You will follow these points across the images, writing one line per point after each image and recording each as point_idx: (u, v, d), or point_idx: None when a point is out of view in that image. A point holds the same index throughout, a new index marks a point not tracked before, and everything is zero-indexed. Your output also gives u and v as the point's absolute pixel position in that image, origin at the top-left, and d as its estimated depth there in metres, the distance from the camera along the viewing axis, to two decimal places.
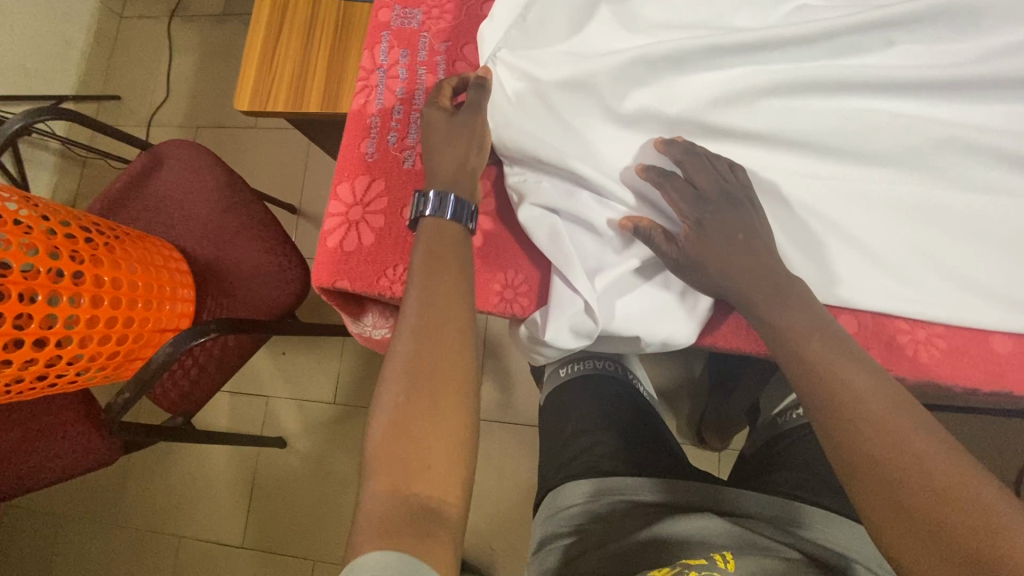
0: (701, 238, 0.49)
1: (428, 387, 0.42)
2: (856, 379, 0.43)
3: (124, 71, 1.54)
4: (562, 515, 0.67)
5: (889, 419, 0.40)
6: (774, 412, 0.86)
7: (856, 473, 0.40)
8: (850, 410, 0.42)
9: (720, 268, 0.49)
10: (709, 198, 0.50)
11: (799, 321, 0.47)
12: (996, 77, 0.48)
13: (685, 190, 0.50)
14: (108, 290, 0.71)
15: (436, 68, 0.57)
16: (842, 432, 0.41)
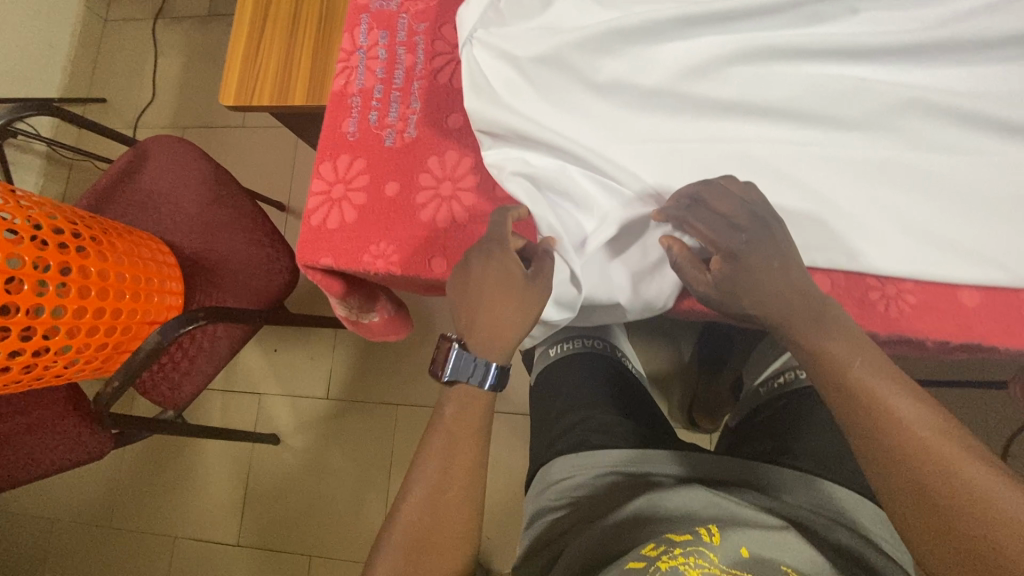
0: (735, 269, 0.50)
1: (440, 483, 0.49)
2: (904, 410, 0.43)
3: (110, 73, 1.54)
4: (555, 488, 0.68)
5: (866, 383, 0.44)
6: (756, 381, 0.88)
7: (904, 505, 0.40)
8: (891, 437, 0.42)
9: (759, 300, 0.50)
10: (742, 226, 0.50)
11: (840, 346, 0.47)
12: (964, 38, 0.49)
13: (714, 221, 0.50)
14: (96, 280, 0.72)
15: (415, 49, 0.58)
16: (891, 460, 0.41)
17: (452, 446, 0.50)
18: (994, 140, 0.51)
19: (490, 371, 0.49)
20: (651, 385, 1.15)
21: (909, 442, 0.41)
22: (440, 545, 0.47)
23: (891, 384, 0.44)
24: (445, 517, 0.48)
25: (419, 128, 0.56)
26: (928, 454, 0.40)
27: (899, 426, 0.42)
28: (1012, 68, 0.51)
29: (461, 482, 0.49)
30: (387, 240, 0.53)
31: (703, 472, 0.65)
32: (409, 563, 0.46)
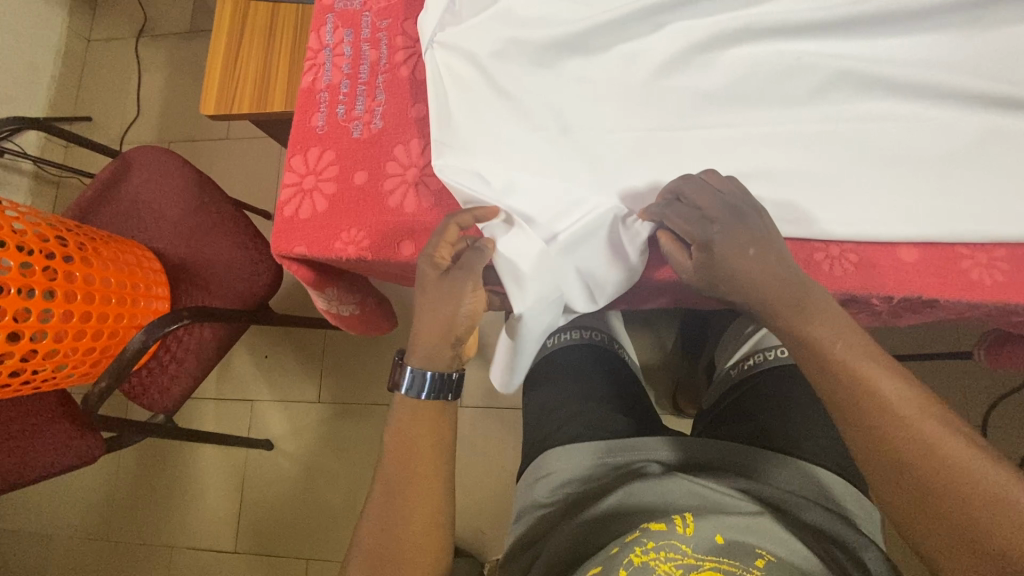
0: (708, 258, 0.51)
1: (405, 452, 0.52)
2: (893, 392, 0.45)
3: (94, 92, 1.56)
4: (543, 482, 0.69)
5: (855, 364, 0.46)
6: (727, 364, 0.89)
7: (892, 483, 0.43)
8: (885, 421, 0.44)
9: (744, 287, 0.51)
10: (714, 217, 0.51)
11: (827, 328, 0.48)
12: (897, 8, 0.52)
13: (689, 214, 0.51)
14: (81, 285, 0.73)
15: (378, 44, 0.60)
16: (867, 429, 0.44)
17: (410, 426, 0.53)
18: (928, 105, 0.54)
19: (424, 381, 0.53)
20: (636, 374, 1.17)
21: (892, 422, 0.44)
22: (414, 526, 0.50)
23: (879, 367, 0.46)
24: (413, 499, 0.51)
25: (385, 120, 0.58)
26: (913, 432, 0.43)
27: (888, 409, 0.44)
28: (942, 37, 0.54)
29: (425, 465, 0.52)
30: (357, 228, 0.55)
31: (686, 458, 0.66)
32: (383, 532, 0.50)
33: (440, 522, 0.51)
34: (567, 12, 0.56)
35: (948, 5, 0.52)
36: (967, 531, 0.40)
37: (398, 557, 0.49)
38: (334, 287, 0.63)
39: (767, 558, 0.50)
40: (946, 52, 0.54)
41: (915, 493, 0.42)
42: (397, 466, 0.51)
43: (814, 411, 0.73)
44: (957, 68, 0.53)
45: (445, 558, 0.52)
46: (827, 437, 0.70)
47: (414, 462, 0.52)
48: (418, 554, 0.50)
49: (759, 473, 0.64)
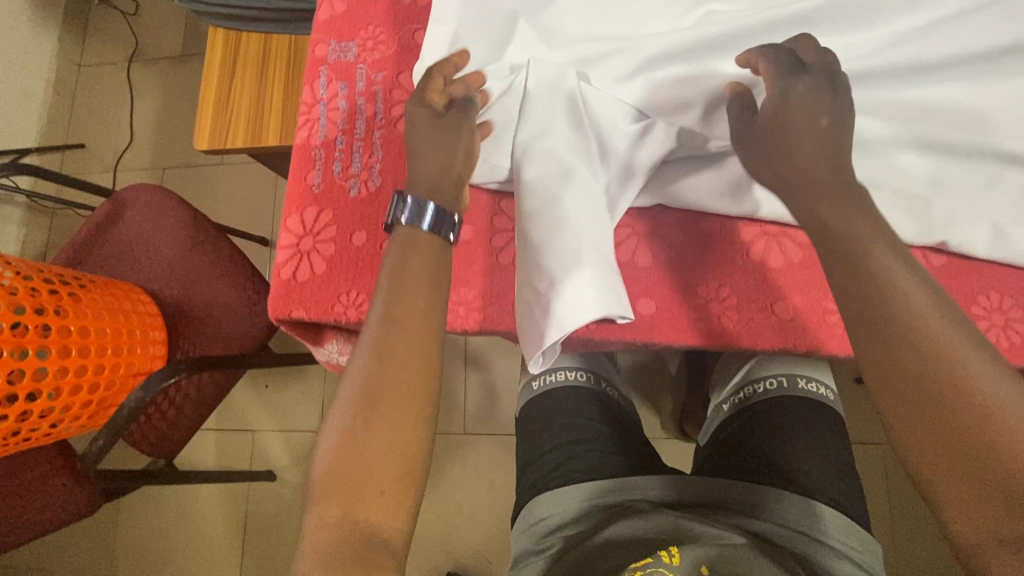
0: (780, 106, 0.50)
1: (378, 383, 0.43)
2: (921, 300, 0.40)
3: (87, 118, 1.54)
4: (537, 529, 0.68)
5: (922, 314, 0.39)
6: (721, 398, 0.91)
7: (908, 396, 0.38)
8: (909, 336, 0.39)
9: (805, 152, 0.48)
10: (808, 67, 0.52)
11: (863, 224, 0.44)
12: (878, 65, 0.54)
13: (785, 60, 0.52)
14: (76, 339, 0.72)
15: (374, 97, 0.61)
16: (940, 393, 0.37)
17: (400, 286, 0.46)
18: (906, 151, 0.56)
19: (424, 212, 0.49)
20: (641, 399, 1.16)
21: (909, 331, 0.39)
22: (375, 470, 0.41)
23: (938, 314, 0.39)
24: (389, 375, 0.43)
25: (382, 177, 0.58)
26: (963, 379, 0.37)
27: (912, 319, 0.39)
28: (925, 90, 0.55)
29: (403, 392, 0.43)
30: (356, 291, 0.54)
31: (673, 497, 0.66)
32: (339, 470, 0.41)
33: (416, 414, 0.43)
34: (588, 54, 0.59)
35: (923, 66, 0.55)
36: (980, 450, 0.35)
37: (359, 445, 0.41)
38: (336, 335, 0.60)
39: None
40: (931, 104, 0.55)
41: (932, 407, 0.37)
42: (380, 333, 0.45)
43: (804, 441, 0.73)
44: (940, 124, 0.55)
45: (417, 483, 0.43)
46: (812, 465, 0.70)
47: (396, 327, 0.45)
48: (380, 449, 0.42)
49: (751, 510, 0.63)
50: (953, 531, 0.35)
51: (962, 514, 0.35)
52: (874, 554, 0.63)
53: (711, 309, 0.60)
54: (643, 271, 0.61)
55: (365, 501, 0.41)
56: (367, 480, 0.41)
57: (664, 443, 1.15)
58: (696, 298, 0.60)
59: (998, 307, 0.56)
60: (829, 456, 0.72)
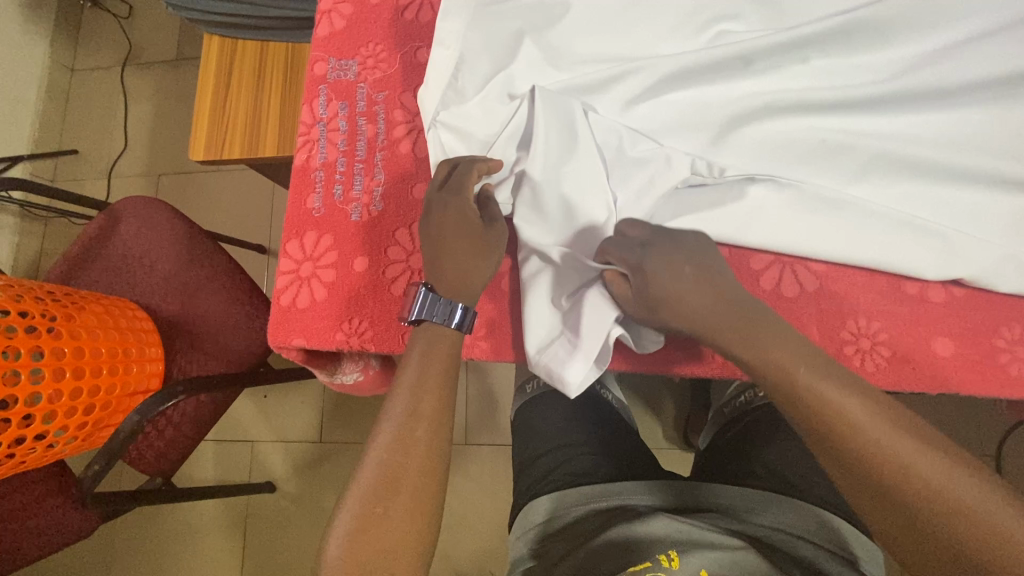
0: (644, 283, 0.50)
1: (399, 450, 0.47)
2: (863, 416, 0.42)
3: (79, 124, 1.51)
4: (529, 535, 0.66)
5: (837, 403, 0.43)
6: (723, 400, 0.88)
7: (867, 500, 0.41)
8: (848, 445, 0.41)
9: (683, 310, 0.48)
10: (641, 241, 0.52)
11: (783, 354, 0.45)
12: (888, 93, 0.55)
13: (620, 242, 0.53)
14: (70, 360, 0.70)
15: (374, 118, 0.64)
16: (882, 482, 0.40)
17: (425, 378, 0.50)
18: (920, 179, 0.56)
19: (454, 311, 0.51)
20: (645, 409, 1.15)
21: (859, 442, 0.41)
22: (396, 526, 0.45)
23: (845, 393, 0.43)
24: (409, 461, 0.47)
25: (384, 202, 0.61)
26: (892, 464, 0.40)
27: (853, 430, 0.42)
28: (944, 115, 0.55)
29: (420, 457, 0.47)
30: (359, 318, 0.58)
31: (671, 503, 0.64)
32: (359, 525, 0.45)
33: (433, 498, 0.47)
34: (595, 77, 0.57)
35: (939, 91, 0.55)
36: (949, 553, 0.37)
37: (383, 536, 0.44)
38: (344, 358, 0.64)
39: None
40: (949, 128, 0.55)
41: (888, 506, 0.40)
42: (404, 426, 0.48)
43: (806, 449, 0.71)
44: (960, 149, 0.55)
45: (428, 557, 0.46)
46: (816, 474, 0.68)
47: (419, 421, 0.48)
48: (404, 536, 0.45)
49: (749, 511, 0.62)
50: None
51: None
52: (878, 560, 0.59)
53: None
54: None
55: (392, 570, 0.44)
56: (390, 565, 0.44)
57: (670, 455, 1.14)
58: None
59: (1019, 339, 0.56)
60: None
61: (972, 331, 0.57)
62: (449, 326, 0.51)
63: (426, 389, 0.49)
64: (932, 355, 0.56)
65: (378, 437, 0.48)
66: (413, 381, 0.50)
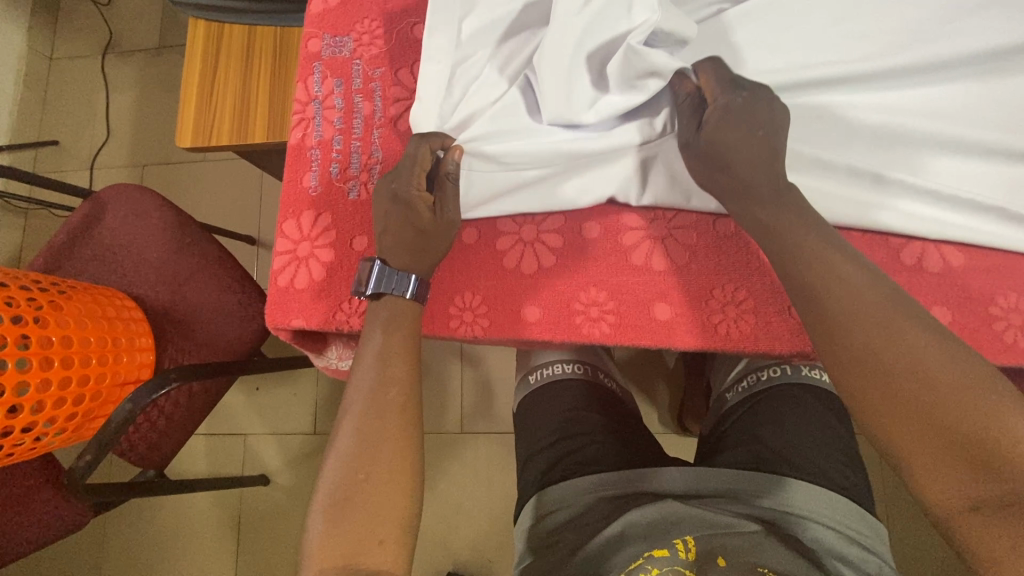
0: (722, 117, 0.51)
1: (375, 415, 0.49)
2: (881, 307, 0.44)
3: (60, 114, 1.47)
4: (541, 526, 0.66)
5: (871, 300, 0.44)
6: (723, 387, 0.88)
7: (890, 411, 0.41)
8: (877, 347, 0.42)
9: (742, 160, 0.50)
10: (743, 84, 0.52)
11: (821, 250, 0.47)
12: (886, 66, 0.55)
13: (715, 78, 0.53)
14: (58, 349, 0.68)
15: (370, 94, 0.63)
16: (912, 387, 0.40)
17: (389, 350, 0.52)
18: (905, 148, 0.58)
19: (410, 281, 0.54)
20: (639, 394, 1.16)
21: (872, 326, 0.43)
22: (375, 497, 0.47)
23: (882, 297, 0.44)
24: (384, 433, 0.49)
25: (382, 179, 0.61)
26: (926, 375, 0.40)
27: (870, 314, 0.44)
28: (936, 88, 0.56)
29: (390, 431, 0.49)
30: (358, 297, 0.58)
31: (684, 486, 0.64)
32: (339, 499, 0.46)
33: (411, 463, 0.49)
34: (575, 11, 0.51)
35: (932, 66, 0.55)
36: (978, 458, 0.37)
37: (359, 508, 0.46)
38: (335, 341, 0.62)
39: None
40: (937, 102, 0.57)
41: (898, 402, 0.40)
42: (376, 397, 0.50)
43: (810, 432, 0.71)
44: (950, 123, 0.56)
45: (417, 514, 0.48)
46: (823, 456, 0.69)
47: (389, 386, 0.51)
48: (393, 503, 0.47)
49: (759, 495, 0.62)
50: (930, 502, 0.39)
51: (938, 488, 0.38)
52: (879, 536, 0.62)
53: (725, 315, 0.59)
54: (663, 283, 0.60)
55: (375, 544, 0.45)
56: (378, 532, 0.45)
57: (667, 441, 1.14)
58: (711, 304, 0.60)
59: (1015, 307, 0.57)
60: (832, 439, 0.71)
61: (969, 299, 0.58)
62: (404, 295, 0.54)
63: (392, 365, 0.51)
64: None
65: (349, 415, 0.50)
66: (379, 350, 0.52)
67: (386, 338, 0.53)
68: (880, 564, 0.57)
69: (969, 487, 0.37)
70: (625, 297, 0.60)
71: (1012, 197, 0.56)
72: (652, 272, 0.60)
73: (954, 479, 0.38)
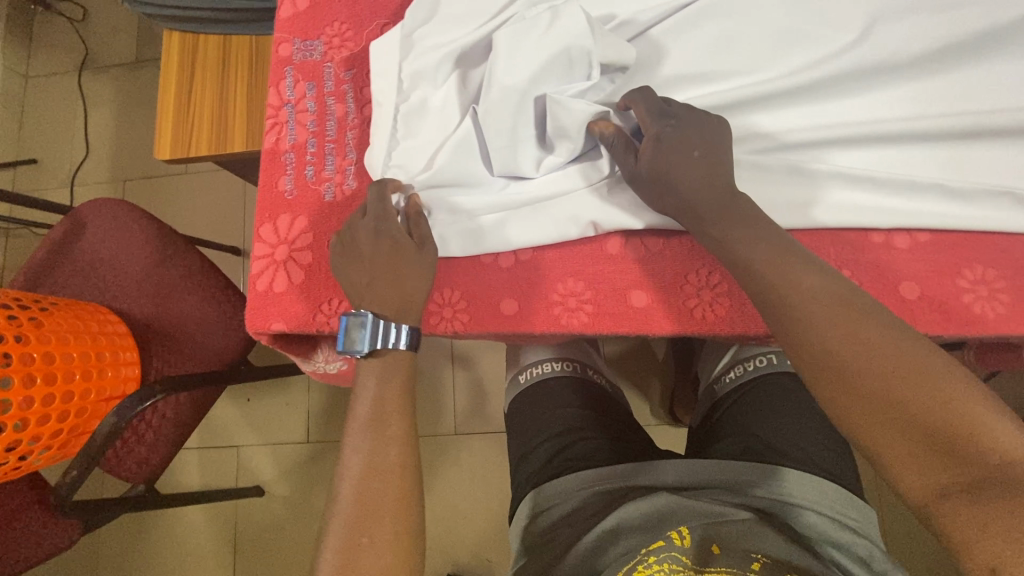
0: (659, 148, 0.52)
1: (375, 461, 0.49)
2: (840, 296, 0.46)
3: (37, 132, 1.46)
4: (541, 522, 0.66)
5: (833, 293, 0.46)
6: (710, 379, 0.89)
7: (864, 403, 0.41)
8: (846, 339, 0.43)
9: (686, 185, 0.52)
10: (673, 114, 0.54)
11: (793, 258, 0.49)
12: None
13: (647, 108, 0.55)
14: (40, 366, 0.67)
15: (343, 97, 0.63)
16: (884, 378, 0.41)
17: (385, 394, 0.52)
18: (867, 128, 0.59)
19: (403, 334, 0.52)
20: (631, 387, 1.17)
21: (837, 319, 0.44)
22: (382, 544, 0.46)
23: (845, 292, 0.46)
24: (387, 478, 0.49)
25: (357, 179, 0.62)
26: (895, 365, 0.41)
27: (836, 308, 0.45)
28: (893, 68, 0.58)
29: (392, 473, 0.49)
30: (338, 298, 0.58)
31: (676, 478, 0.64)
32: (347, 543, 0.46)
33: (415, 504, 0.49)
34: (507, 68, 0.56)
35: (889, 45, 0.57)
36: (955, 449, 0.37)
37: (372, 544, 0.46)
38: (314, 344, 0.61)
39: (762, 561, 0.52)
40: (890, 83, 0.59)
41: (871, 393, 0.41)
42: (375, 428, 0.51)
43: (797, 420, 0.72)
44: (902, 103, 0.60)
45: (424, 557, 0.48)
46: (811, 442, 0.69)
47: (389, 420, 0.51)
48: (395, 544, 0.47)
49: (753, 484, 0.62)
50: (911, 498, 0.39)
51: (916, 480, 0.38)
52: (870, 520, 0.62)
53: (702, 300, 0.60)
54: (641, 274, 0.60)
55: None
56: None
57: (659, 432, 1.15)
58: (687, 290, 0.60)
59: (982, 278, 0.58)
60: (818, 423, 0.72)
61: (938, 272, 0.59)
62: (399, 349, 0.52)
63: (389, 409, 0.52)
64: (899, 299, 0.58)
65: (349, 463, 0.50)
66: (374, 397, 0.52)
67: (382, 383, 0.53)
68: (870, 547, 0.57)
69: (944, 479, 0.37)
70: (602, 287, 0.60)
71: (968, 170, 0.59)
72: (631, 262, 0.61)
73: (930, 474, 0.38)
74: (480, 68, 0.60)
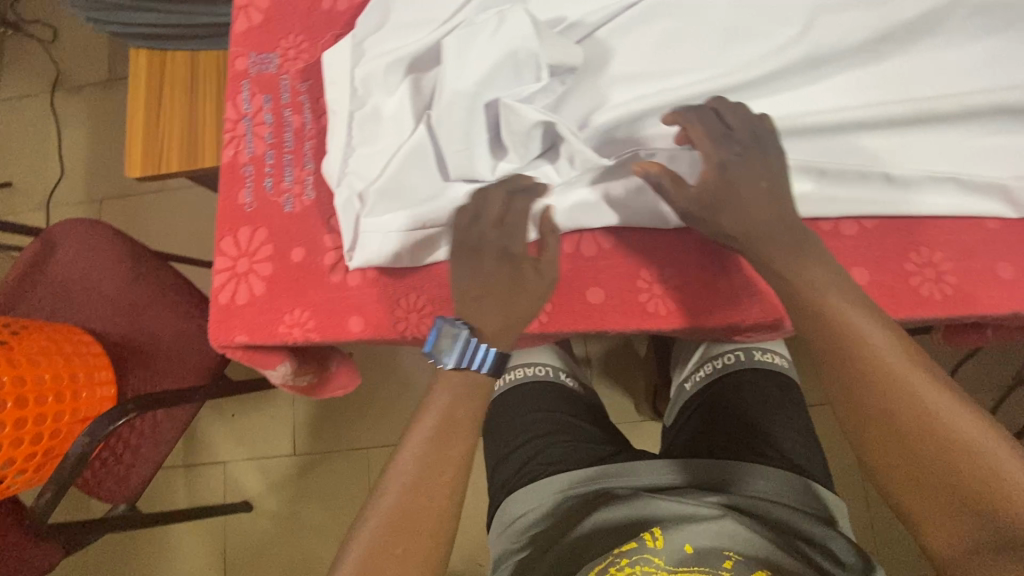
0: (723, 176, 0.55)
1: (427, 480, 0.49)
2: (884, 344, 0.48)
3: (10, 155, 1.45)
4: (512, 529, 0.66)
5: (873, 336, 0.49)
6: (680, 378, 0.90)
7: (902, 458, 0.44)
8: (887, 390, 0.46)
9: (738, 212, 0.54)
10: (739, 138, 0.56)
11: (821, 282, 0.52)
12: None
13: (713, 131, 0.56)
14: (9, 389, 0.67)
15: (300, 108, 0.64)
16: (920, 435, 0.44)
17: (450, 415, 0.52)
18: (816, 119, 0.60)
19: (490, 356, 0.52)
20: (614, 385, 1.17)
21: (882, 369, 0.47)
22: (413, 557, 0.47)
23: (891, 337, 0.49)
24: (433, 497, 0.49)
25: (316, 189, 0.62)
26: (933, 421, 0.44)
27: (879, 357, 0.48)
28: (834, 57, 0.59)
29: (438, 490, 0.49)
30: (300, 308, 0.59)
31: (656, 481, 0.65)
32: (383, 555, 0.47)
33: (451, 520, 0.49)
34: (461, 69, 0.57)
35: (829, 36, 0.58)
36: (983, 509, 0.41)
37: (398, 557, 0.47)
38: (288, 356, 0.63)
39: (734, 559, 0.52)
40: (835, 74, 0.61)
41: (907, 449, 0.44)
42: (437, 447, 0.50)
43: (766, 412, 0.73)
44: (848, 92, 0.61)
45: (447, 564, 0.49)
46: (779, 436, 0.71)
47: (452, 442, 0.51)
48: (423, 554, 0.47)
49: (732, 483, 0.63)
50: (934, 549, 0.43)
51: (941, 535, 0.42)
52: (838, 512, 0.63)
53: (653, 292, 0.61)
54: (594, 270, 0.61)
55: None
56: None
57: (643, 429, 1.16)
58: (638, 283, 0.61)
59: (929, 261, 0.59)
60: (785, 416, 0.74)
61: (888, 256, 0.60)
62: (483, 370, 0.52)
63: (453, 433, 0.51)
64: None
65: (396, 476, 0.50)
66: (436, 421, 0.52)
67: (453, 403, 0.52)
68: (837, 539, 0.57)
69: (970, 535, 0.41)
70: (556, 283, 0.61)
71: (913, 157, 0.60)
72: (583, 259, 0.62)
73: (956, 529, 0.41)
74: (433, 72, 0.59)
